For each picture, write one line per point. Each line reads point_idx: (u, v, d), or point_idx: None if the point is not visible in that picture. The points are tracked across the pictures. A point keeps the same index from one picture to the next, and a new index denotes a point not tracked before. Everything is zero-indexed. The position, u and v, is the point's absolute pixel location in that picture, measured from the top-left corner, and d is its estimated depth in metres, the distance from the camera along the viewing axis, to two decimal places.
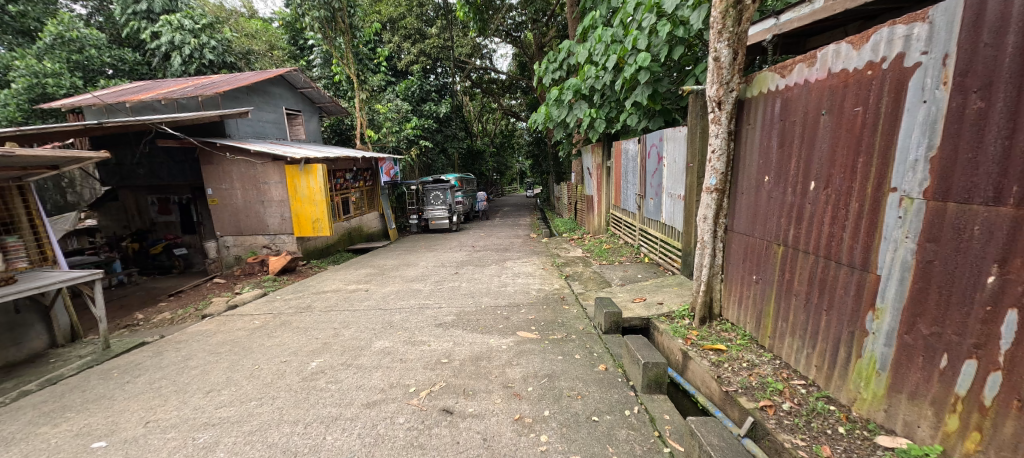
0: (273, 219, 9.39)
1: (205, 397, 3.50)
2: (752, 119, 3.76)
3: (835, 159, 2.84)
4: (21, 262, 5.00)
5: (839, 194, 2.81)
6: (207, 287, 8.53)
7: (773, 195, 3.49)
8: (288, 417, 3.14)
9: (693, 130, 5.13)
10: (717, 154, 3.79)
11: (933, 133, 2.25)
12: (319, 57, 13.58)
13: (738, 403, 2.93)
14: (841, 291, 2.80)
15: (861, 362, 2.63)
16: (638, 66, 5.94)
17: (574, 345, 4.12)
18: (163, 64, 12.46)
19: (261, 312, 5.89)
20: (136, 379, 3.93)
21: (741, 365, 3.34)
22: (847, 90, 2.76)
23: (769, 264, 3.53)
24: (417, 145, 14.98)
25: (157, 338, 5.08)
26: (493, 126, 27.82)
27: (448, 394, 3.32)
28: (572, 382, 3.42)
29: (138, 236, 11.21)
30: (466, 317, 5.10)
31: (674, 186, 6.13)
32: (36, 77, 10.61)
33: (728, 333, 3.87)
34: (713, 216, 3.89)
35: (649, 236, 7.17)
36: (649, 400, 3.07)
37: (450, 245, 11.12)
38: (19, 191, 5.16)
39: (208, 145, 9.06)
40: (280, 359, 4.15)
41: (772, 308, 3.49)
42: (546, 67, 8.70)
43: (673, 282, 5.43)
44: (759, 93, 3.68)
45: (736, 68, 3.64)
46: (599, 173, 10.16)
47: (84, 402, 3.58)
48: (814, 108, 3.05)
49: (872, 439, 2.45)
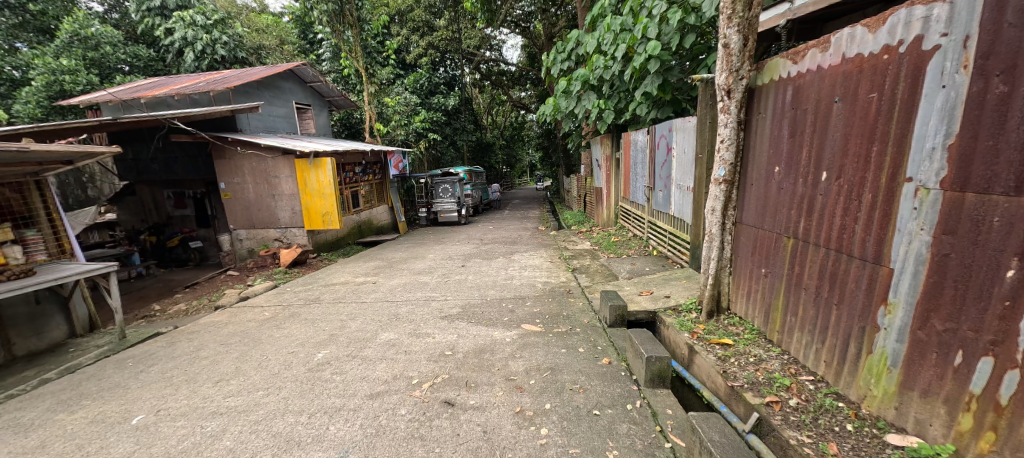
0: (284, 213, 9.49)
1: (214, 387, 3.51)
2: (763, 108, 3.64)
3: (848, 149, 2.73)
4: (40, 255, 5.12)
5: (853, 184, 2.69)
6: (221, 280, 8.65)
7: (784, 187, 3.38)
8: (294, 407, 3.13)
9: (703, 119, 5.00)
10: (726, 143, 3.71)
11: (951, 120, 2.14)
12: (328, 50, 13.91)
13: (743, 398, 2.90)
14: (853, 286, 2.70)
15: (872, 358, 2.55)
16: (648, 55, 5.88)
17: (577, 338, 4.09)
18: (177, 60, 12.87)
19: (271, 304, 5.98)
20: (149, 369, 3.98)
21: (748, 360, 3.30)
22: (862, 75, 2.62)
23: (780, 257, 3.44)
24: (425, 138, 15.00)
25: (172, 329, 5.17)
26: (502, 119, 27.71)
27: (450, 387, 3.30)
28: (575, 375, 3.37)
29: (155, 229, 11.56)
30: (471, 310, 5.11)
31: (683, 178, 6.04)
32: (53, 75, 10.84)
33: (736, 327, 3.81)
34: (721, 208, 3.84)
35: (659, 228, 7.04)
36: (652, 395, 3.02)
37: (459, 238, 11.14)
38: (36, 186, 5.23)
39: (220, 140, 9.14)
40: (288, 350, 4.19)
41: (781, 301, 3.42)
42: (554, 57, 8.68)
43: (681, 275, 5.36)
44: (770, 80, 3.55)
45: (746, 55, 3.54)
46: (608, 166, 10.06)
47: (99, 390, 3.63)
48: (826, 95, 2.92)
49: (881, 437, 2.38)
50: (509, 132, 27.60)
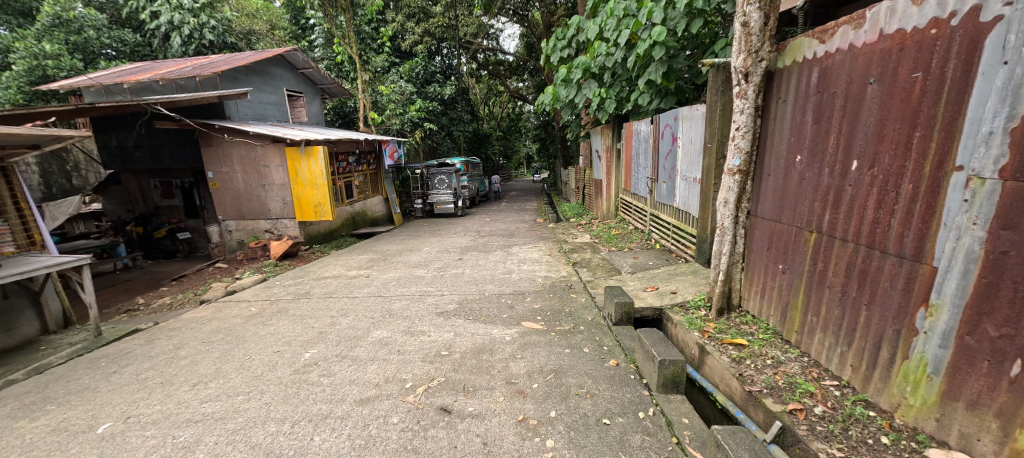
0: (275, 203, 9.18)
1: (191, 391, 3.25)
2: (783, 93, 3.38)
3: (883, 135, 2.49)
4: (6, 247, 4.82)
5: (890, 174, 2.45)
6: (209, 272, 8.36)
7: (806, 178, 3.14)
8: (276, 414, 2.88)
9: (713, 107, 4.76)
10: (742, 131, 3.50)
11: (1015, 100, 1.90)
12: (321, 37, 13.58)
13: (763, 405, 2.71)
14: (887, 285, 2.48)
15: (908, 364, 2.34)
16: (652, 41, 5.67)
17: (582, 337, 3.86)
18: (164, 45, 12.40)
19: (259, 299, 5.72)
20: (123, 370, 3.71)
21: (765, 362, 3.11)
22: (903, 53, 2.38)
23: (800, 252, 3.22)
24: (421, 128, 14.65)
25: (152, 325, 4.90)
26: (500, 110, 27.39)
27: (446, 391, 3.06)
28: (581, 378, 3.14)
29: (142, 219, 11.21)
30: (468, 306, 4.87)
31: (689, 168, 5.81)
32: (35, 59, 10.44)
33: (749, 326, 3.62)
34: (735, 200, 3.63)
35: (662, 222, 6.85)
36: (665, 401, 2.80)
37: (456, 230, 10.88)
38: (2, 173, 4.90)
39: (206, 127, 8.78)
40: (273, 349, 3.93)
41: (801, 300, 3.20)
42: (553, 45, 8.38)
43: (687, 270, 5.15)
44: (792, 62, 3.29)
45: (767, 34, 3.31)
46: (608, 157, 9.82)
47: (66, 393, 3.36)
48: (859, 76, 2.66)
49: (921, 451, 2.18)
50: (506, 124, 27.26)
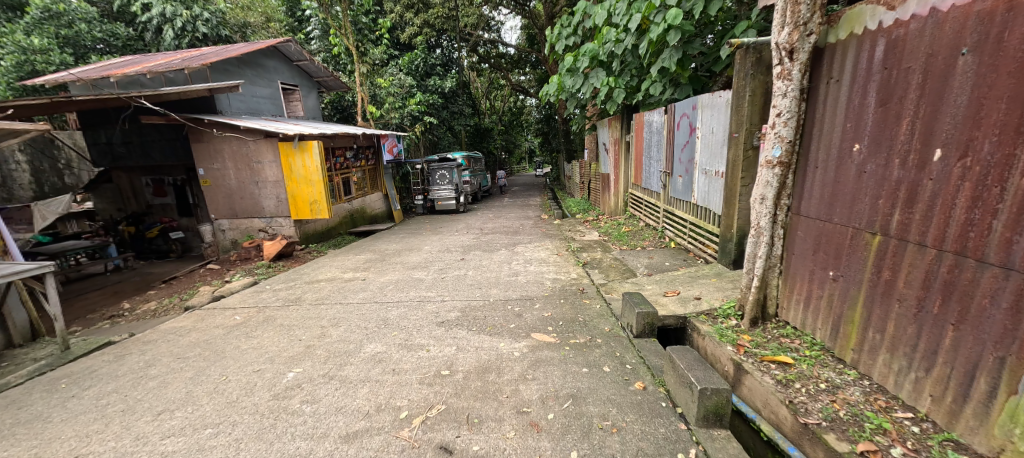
0: (269, 201, 8.76)
1: (152, 422, 2.82)
2: (834, 72, 2.91)
3: (982, 116, 2.05)
4: None
5: (991, 165, 2.02)
6: (199, 274, 7.94)
7: (865, 170, 2.68)
8: (245, 455, 2.46)
9: (741, 93, 4.27)
10: (784, 116, 3.03)
11: None
12: (317, 29, 13.06)
13: (824, 442, 2.27)
14: (984, 302, 2.04)
15: (1016, 401, 1.92)
16: (667, 25, 5.15)
17: (600, 353, 3.41)
18: (156, 39, 11.94)
19: (246, 306, 5.28)
20: (83, 394, 3.29)
21: (819, 386, 2.64)
22: (1011, 15, 1.95)
23: (855, 257, 2.76)
24: (421, 122, 14.14)
25: (127, 337, 4.48)
26: (502, 103, 26.80)
27: (447, 424, 2.62)
28: (603, 406, 2.71)
29: (133, 219, 10.70)
30: (471, 314, 4.41)
31: (709, 161, 5.33)
32: (23, 54, 10.00)
33: (791, 340, 3.16)
34: (773, 196, 3.17)
35: (678, 219, 6.39)
36: (707, 439, 2.36)
37: (457, 228, 10.42)
38: None
39: (194, 122, 8.30)
40: (254, 367, 3.50)
41: (859, 313, 2.73)
42: (558, 32, 7.83)
43: (710, 273, 4.69)
44: (846, 35, 2.81)
45: (818, 3, 2.82)
46: (616, 150, 9.31)
47: (12, 424, 2.95)
48: (944, 46, 2.21)
49: None
50: (507, 118, 26.65)
